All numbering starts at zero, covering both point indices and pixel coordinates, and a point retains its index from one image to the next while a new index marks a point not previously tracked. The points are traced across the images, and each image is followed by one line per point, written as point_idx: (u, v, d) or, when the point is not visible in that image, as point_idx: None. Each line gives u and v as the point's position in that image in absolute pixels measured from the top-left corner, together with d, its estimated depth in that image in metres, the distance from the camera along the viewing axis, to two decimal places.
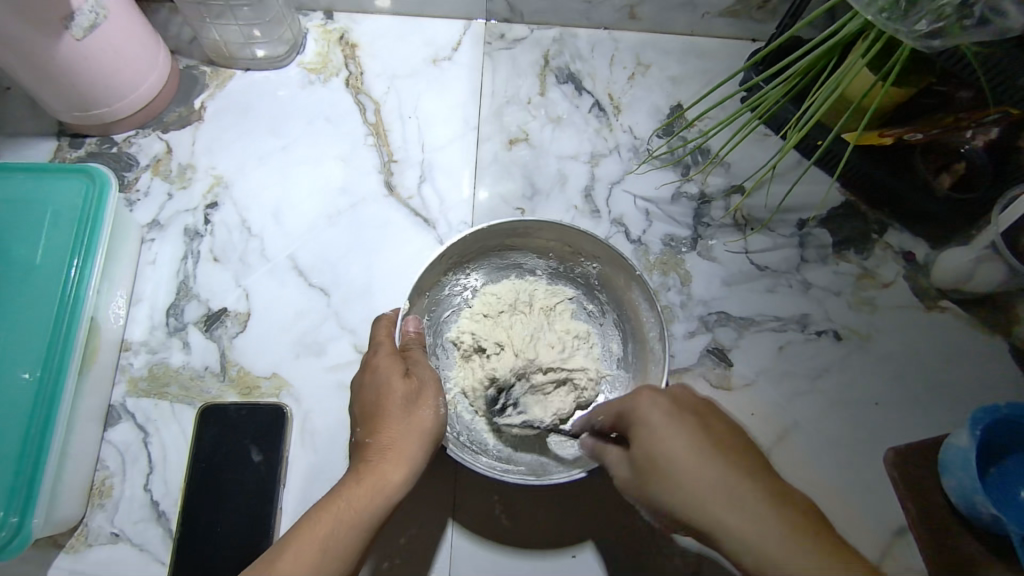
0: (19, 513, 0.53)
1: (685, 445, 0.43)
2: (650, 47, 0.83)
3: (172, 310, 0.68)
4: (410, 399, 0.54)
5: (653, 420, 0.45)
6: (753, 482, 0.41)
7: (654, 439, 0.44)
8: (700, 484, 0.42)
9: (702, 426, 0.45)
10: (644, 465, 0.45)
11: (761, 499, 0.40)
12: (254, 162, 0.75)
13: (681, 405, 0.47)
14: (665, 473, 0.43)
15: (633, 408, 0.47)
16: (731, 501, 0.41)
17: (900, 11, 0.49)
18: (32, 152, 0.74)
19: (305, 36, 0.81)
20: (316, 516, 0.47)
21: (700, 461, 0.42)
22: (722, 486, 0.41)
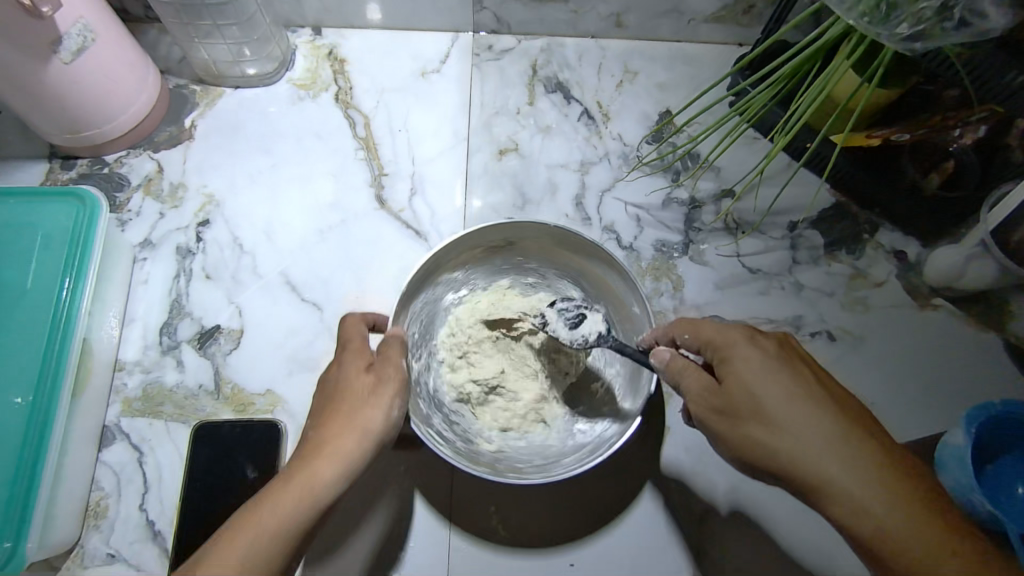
0: (12, 538, 0.53)
1: (792, 393, 0.46)
2: (637, 55, 0.83)
3: (165, 329, 0.68)
4: (366, 392, 0.52)
5: (758, 364, 0.47)
6: (863, 434, 0.44)
7: (759, 380, 0.47)
8: (810, 423, 0.45)
9: (811, 373, 0.48)
10: (738, 400, 0.47)
11: (868, 448, 0.44)
12: (244, 179, 0.75)
13: (787, 350, 0.49)
14: (772, 410, 0.46)
15: (726, 337, 0.50)
16: (839, 449, 0.44)
17: (881, 15, 0.49)
18: (23, 175, 0.74)
19: (294, 53, 0.82)
20: (250, 517, 0.44)
21: (814, 409, 0.45)
22: (835, 439, 0.44)
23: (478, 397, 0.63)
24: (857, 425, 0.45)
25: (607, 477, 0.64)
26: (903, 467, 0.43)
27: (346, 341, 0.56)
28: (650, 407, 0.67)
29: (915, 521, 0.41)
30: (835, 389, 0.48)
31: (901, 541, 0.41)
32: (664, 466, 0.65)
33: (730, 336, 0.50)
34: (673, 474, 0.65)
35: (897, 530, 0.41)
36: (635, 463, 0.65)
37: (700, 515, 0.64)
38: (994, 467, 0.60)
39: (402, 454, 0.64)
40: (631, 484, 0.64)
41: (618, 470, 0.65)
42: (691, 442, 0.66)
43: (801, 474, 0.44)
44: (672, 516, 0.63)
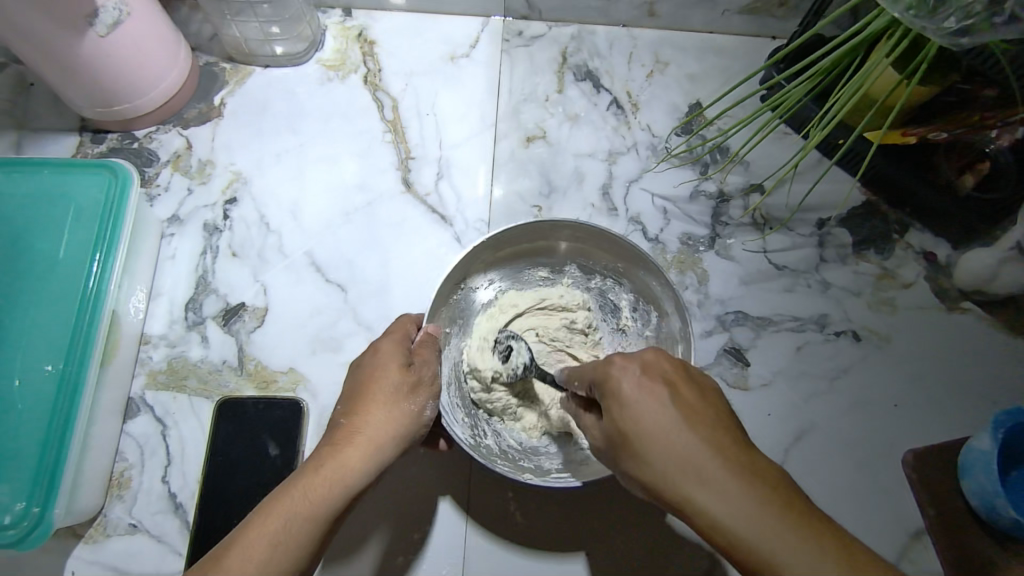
0: (40, 503, 0.54)
1: (681, 422, 0.41)
2: (669, 45, 0.82)
3: (191, 304, 0.69)
4: (404, 389, 0.52)
5: (626, 396, 0.43)
6: (715, 447, 0.39)
7: (631, 413, 0.42)
8: (666, 452, 0.40)
9: (675, 392, 0.43)
10: (617, 437, 0.43)
11: (719, 464, 0.38)
12: (271, 158, 0.76)
13: (644, 372, 0.44)
14: (648, 454, 0.41)
15: (619, 369, 0.45)
16: (691, 471, 0.39)
17: (928, 7, 0.48)
18: (55, 148, 0.75)
19: (324, 33, 0.82)
20: (301, 487, 0.45)
21: (675, 432, 0.40)
22: (692, 456, 0.39)
23: (536, 411, 0.62)
24: (730, 442, 0.40)
25: None
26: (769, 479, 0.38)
27: (390, 333, 0.56)
28: None
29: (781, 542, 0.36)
30: (697, 400, 0.43)
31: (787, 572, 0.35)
32: None
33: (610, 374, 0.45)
34: None
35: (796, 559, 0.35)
36: None
37: None
38: (1021, 474, 0.60)
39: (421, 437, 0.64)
40: None
41: None
42: None
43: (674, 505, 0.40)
44: None
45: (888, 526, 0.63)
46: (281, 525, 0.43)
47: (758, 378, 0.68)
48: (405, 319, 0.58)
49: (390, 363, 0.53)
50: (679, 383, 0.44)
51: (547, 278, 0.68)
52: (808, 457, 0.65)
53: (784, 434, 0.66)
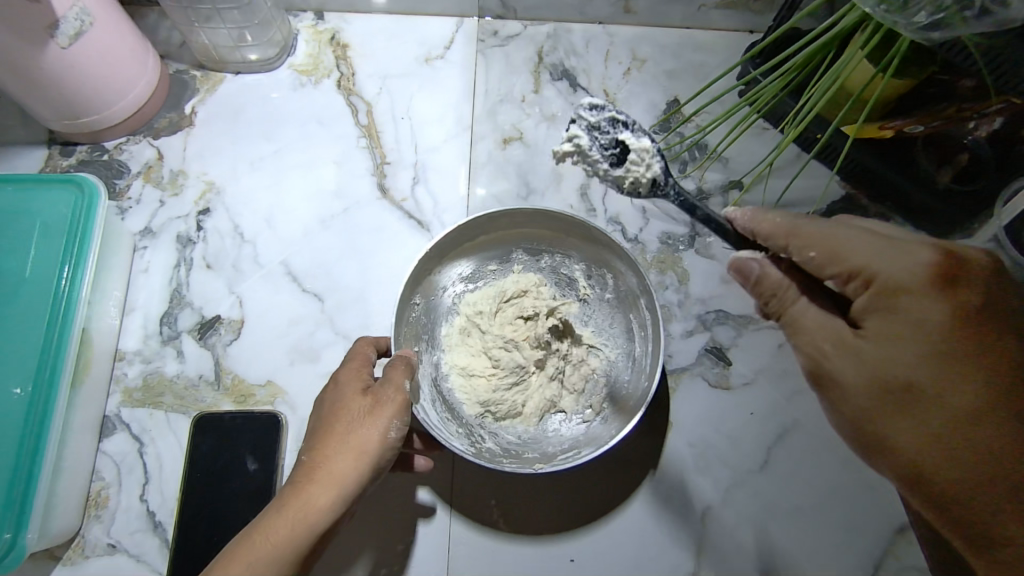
0: (13, 528, 0.53)
1: (945, 321, 0.46)
2: (646, 42, 0.81)
3: (166, 318, 0.68)
4: (363, 413, 0.52)
5: (909, 285, 0.47)
6: (964, 365, 0.46)
7: (917, 305, 0.47)
8: (905, 352, 0.47)
9: (971, 300, 0.47)
10: (865, 308, 0.48)
11: (958, 375, 0.46)
12: (246, 167, 0.74)
13: (943, 271, 0.47)
14: (864, 336, 0.48)
15: (885, 254, 0.47)
16: (938, 372, 0.46)
17: (899, 3, 0.47)
18: (23, 162, 0.74)
19: (296, 37, 0.80)
20: (261, 531, 0.47)
21: (933, 323, 0.46)
22: (941, 369, 0.46)
23: (525, 403, 0.62)
24: (949, 356, 0.46)
25: (611, 474, 0.64)
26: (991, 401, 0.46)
27: (350, 359, 0.56)
28: (654, 401, 0.66)
29: (964, 453, 0.46)
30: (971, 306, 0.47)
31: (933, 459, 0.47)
32: (667, 462, 0.64)
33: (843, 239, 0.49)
34: (675, 468, 0.64)
35: (930, 457, 0.47)
36: (638, 459, 0.64)
37: (702, 512, 0.63)
38: None
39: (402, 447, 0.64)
40: (633, 480, 0.64)
41: (621, 468, 0.64)
42: (694, 438, 0.65)
43: (883, 377, 0.47)
44: (673, 511, 0.63)
45: (871, 522, 0.63)
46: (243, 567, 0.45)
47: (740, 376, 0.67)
48: (361, 341, 0.58)
49: (347, 391, 0.53)
50: (955, 285, 0.47)
51: (498, 270, 0.68)
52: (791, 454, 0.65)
53: (767, 433, 0.66)
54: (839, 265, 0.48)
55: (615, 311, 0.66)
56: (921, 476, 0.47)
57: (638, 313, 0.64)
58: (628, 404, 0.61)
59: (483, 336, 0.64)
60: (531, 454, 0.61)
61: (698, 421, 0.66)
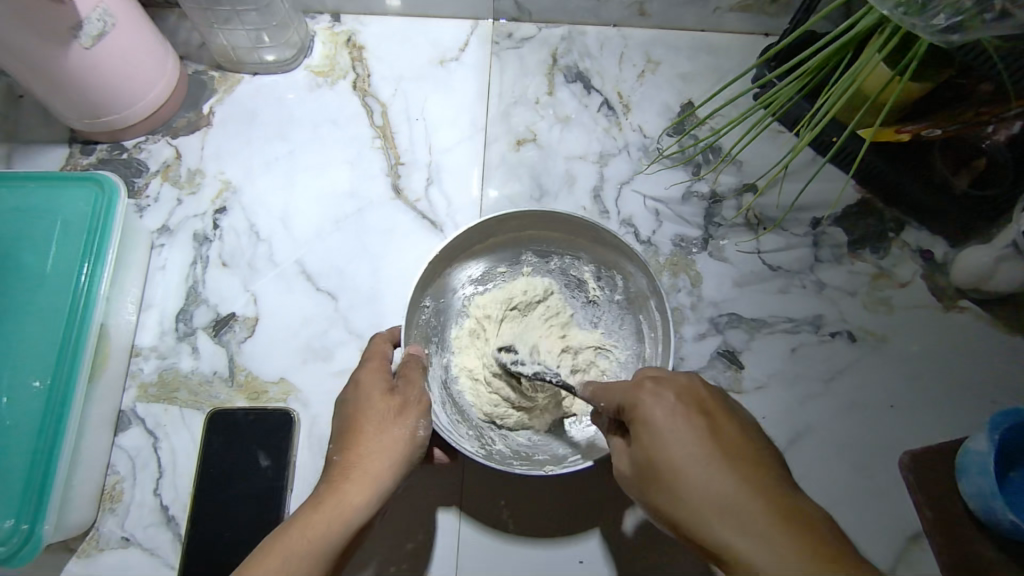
0: (30, 520, 0.53)
1: (703, 452, 0.42)
2: (660, 44, 0.81)
3: (181, 315, 0.68)
4: (390, 414, 0.52)
5: (654, 420, 0.44)
6: (762, 497, 0.39)
7: (656, 439, 0.43)
8: (693, 489, 0.41)
9: (724, 429, 0.43)
10: (644, 465, 0.45)
11: (764, 514, 0.38)
12: (262, 166, 0.75)
13: (687, 399, 0.45)
14: (659, 467, 0.43)
15: (654, 404, 0.45)
16: (726, 509, 0.39)
17: (917, 5, 0.48)
18: (45, 160, 0.75)
19: (313, 39, 0.81)
20: (296, 527, 0.47)
21: (707, 470, 0.41)
22: (727, 498, 0.40)
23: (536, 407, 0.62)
24: (758, 479, 0.40)
25: (621, 476, 0.64)
26: (806, 525, 0.38)
27: (368, 360, 0.56)
28: None
29: None
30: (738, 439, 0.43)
31: None
32: None
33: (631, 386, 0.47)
34: None
35: None
36: None
37: None
38: (1021, 475, 0.59)
39: None
40: None
41: None
42: None
43: (709, 546, 0.40)
44: None
45: (885, 529, 0.62)
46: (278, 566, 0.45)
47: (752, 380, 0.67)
48: (377, 338, 0.58)
49: (369, 395, 0.53)
50: (711, 412, 0.44)
51: (508, 272, 0.68)
52: (804, 459, 0.65)
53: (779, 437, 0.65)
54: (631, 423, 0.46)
55: (625, 312, 0.66)
56: None
57: (648, 314, 0.64)
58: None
59: (494, 339, 0.64)
60: (544, 455, 0.60)
61: None
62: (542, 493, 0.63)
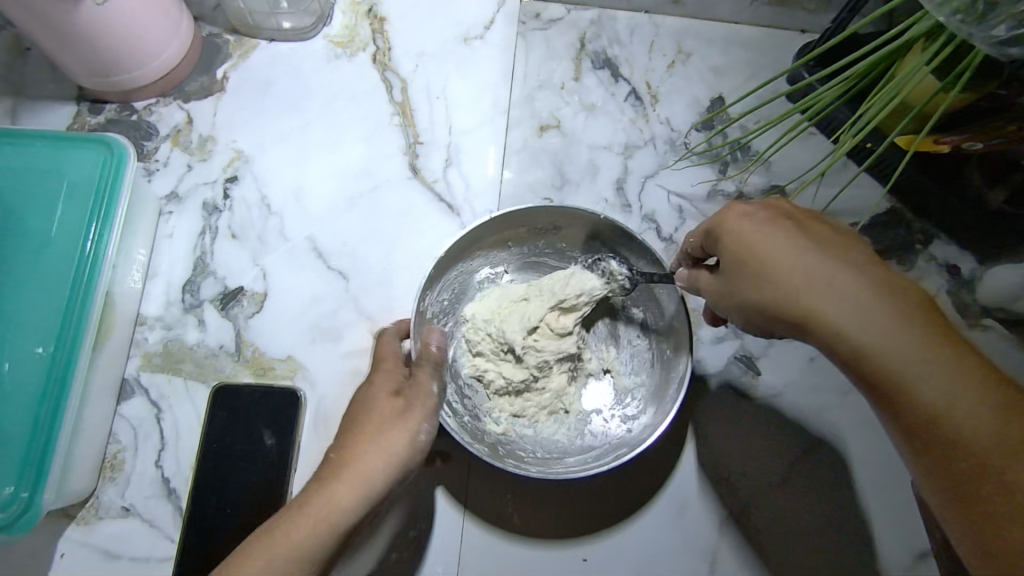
0: (29, 489, 0.52)
1: (853, 272, 0.43)
2: (693, 34, 0.79)
3: (189, 286, 0.67)
4: (393, 414, 0.51)
5: (754, 229, 0.46)
6: (891, 296, 0.42)
7: (764, 246, 0.45)
8: (822, 287, 0.43)
9: (825, 233, 0.46)
10: (747, 268, 0.46)
11: (892, 310, 0.42)
12: (276, 137, 0.73)
13: (779, 214, 0.47)
14: (779, 275, 0.44)
15: (781, 229, 0.46)
16: (859, 305, 0.42)
17: (977, 14, 0.45)
18: (51, 117, 0.72)
19: (333, 7, 0.78)
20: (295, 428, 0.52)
21: (829, 270, 0.43)
22: (856, 295, 0.42)
23: (503, 385, 0.62)
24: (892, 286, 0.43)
25: (630, 477, 0.63)
26: (923, 318, 0.41)
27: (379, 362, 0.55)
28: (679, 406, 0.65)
29: (951, 387, 0.40)
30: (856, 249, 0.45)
31: (928, 398, 0.40)
32: (688, 467, 0.63)
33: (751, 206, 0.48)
34: (695, 475, 0.63)
35: (932, 399, 0.40)
36: (659, 463, 0.63)
37: (720, 519, 0.62)
38: None
39: None
40: (651, 483, 0.63)
41: (640, 470, 0.63)
42: (717, 446, 0.64)
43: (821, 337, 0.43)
44: (690, 516, 0.62)
45: (890, 541, 0.62)
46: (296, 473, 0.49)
47: (767, 387, 0.66)
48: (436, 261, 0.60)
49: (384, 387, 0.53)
50: (808, 223, 0.47)
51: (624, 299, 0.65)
52: (813, 469, 0.64)
53: (789, 444, 0.65)
54: (736, 250, 0.47)
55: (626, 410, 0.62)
56: (938, 427, 0.40)
57: (640, 431, 0.59)
58: (569, 459, 0.59)
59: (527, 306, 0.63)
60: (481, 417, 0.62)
61: (722, 429, 0.65)
62: (551, 489, 0.62)
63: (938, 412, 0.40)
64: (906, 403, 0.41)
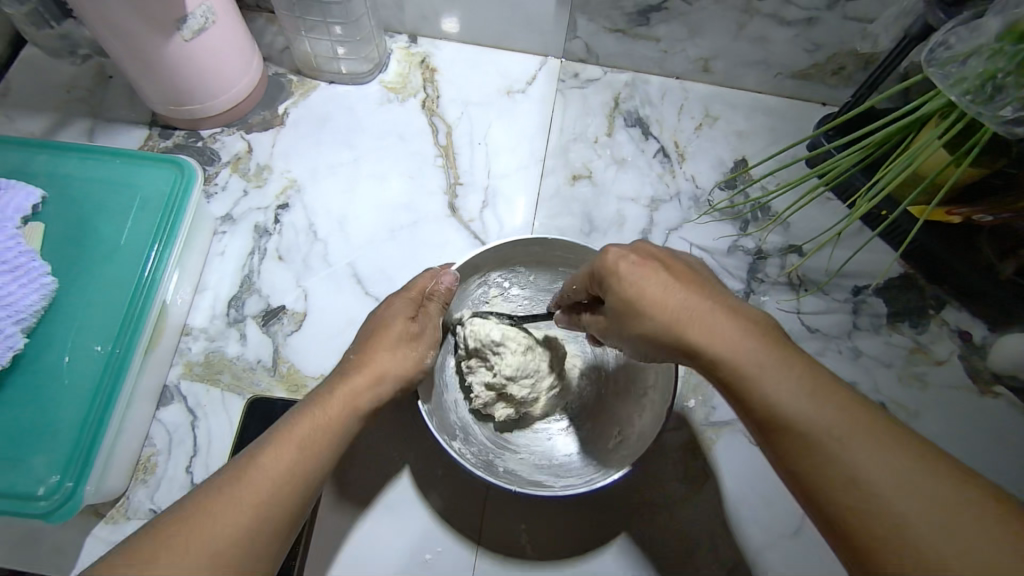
0: (73, 479, 0.55)
1: (735, 324, 0.45)
2: (720, 101, 0.84)
3: (234, 301, 0.71)
4: (405, 338, 0.58)
5: (626, 274, 0.48)
6: (784, 359, 0.43)
7: (638, 287, 0.48)
8: (721, 344, 0.44)
9: (705, 287, 0.48)
10: (626, 311, 0.49)
11: (787, 372, 0.42)
12: (327, 170, 0.78)
13: (651, 260, 0.49)
14: (683, 326, 0.46)
15: (659, 278, 0.48)
16: (754, 361, 0.43)
17: (985, 95, 0.50)
18: (124, 139, 0.79)
19: (389, 56, 0.85)
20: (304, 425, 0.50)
21: (717, 324, 0.45)
22: (742, 349, 0.43)
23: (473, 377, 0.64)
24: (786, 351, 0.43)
25: (641, 517, 0.64)
26: (823, 385, 0.42)
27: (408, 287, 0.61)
28: (691, 451, 0.66)
29: (868, 449, 0.39)
30: (750, 313, 0.47)
31: (848, 462, 0.39)
32: (701, 513, 0.64)
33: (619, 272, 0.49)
34: (708, 520, 0.64)
35: (855, 458, 0.39)
36: (673, 505, 0.64)
37: (731, 568, 0.63)
38: None
39: (440, 459, 0.65)
40: (664, 525, 0.64)
41: (653, 511, 0.64)
42: (730, 492, 0.65)
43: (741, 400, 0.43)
44: (700, 563, 0.63)
45: None
46: (276, 474, 0.47)
47: None
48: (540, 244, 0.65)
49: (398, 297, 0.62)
50: (675, 267, 0.49)
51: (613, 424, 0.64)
52: None
53: None
54: (623, 296, 0.48)
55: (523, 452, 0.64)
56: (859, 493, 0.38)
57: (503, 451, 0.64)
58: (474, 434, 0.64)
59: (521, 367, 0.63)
60: (510, 279, 0.70)
61: (736, 476, 0.66)
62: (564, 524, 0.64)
63: (857, 480, 0.38)
64: (825, 473, 0.39)
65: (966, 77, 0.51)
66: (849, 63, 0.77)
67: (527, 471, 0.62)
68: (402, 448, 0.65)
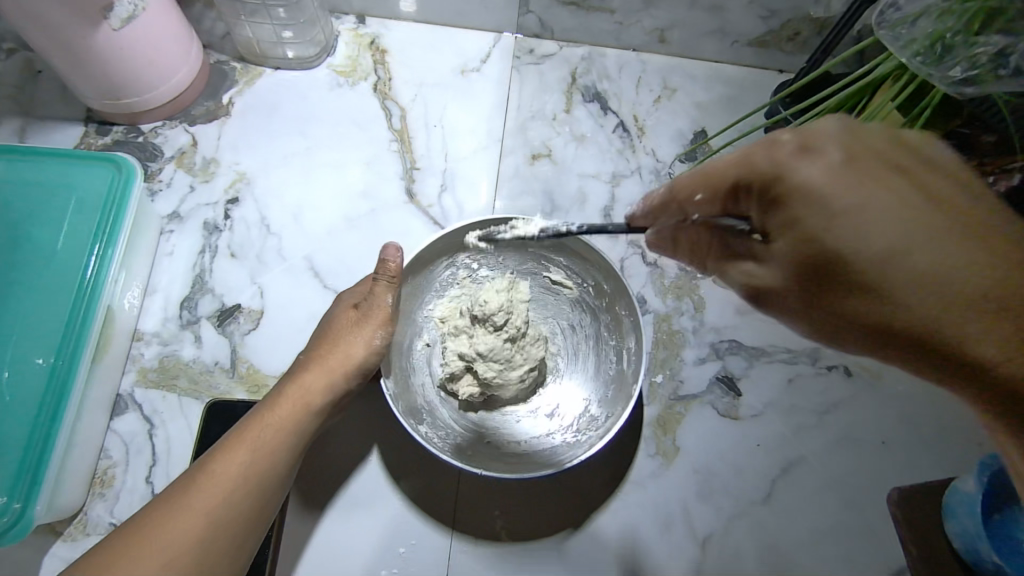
0: (22, 500, 0.53)
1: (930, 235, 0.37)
2: (677, 72, 0.83)
3: (187, 303, 0.68)
4: (352, 323, 0.58)
5: (820, 185, 0.38)
6: (983, 273, 0.37)
7: (811, 200, 0.38)
8: (914, 264, 0.37)
9: (897, 183, 0.38)
10: (790, 232, 0.40)
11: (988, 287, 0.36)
12: (277, 160, 0.76)
13: (851, 157, 0.38)
14: (855, 250, 0.37)
15: (852, 184, 0.37)
16: (941, 282, 0.36)
17: (935, 57, 0.50)
18: (58, 137, 0.75)
19: (337, 39, 0.82)
20: (260, 422, 0.52)
21: (912, 241, 0.37)
22: (941, 266, 0.37)
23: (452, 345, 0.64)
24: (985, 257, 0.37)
25: (614, 496, 0.64)
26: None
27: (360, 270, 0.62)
28: (660, 427, 0.66)
29: None
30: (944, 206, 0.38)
31: None
32: (673, 488, 0.65)
33: (805, 183, 0.38)
34: (680, 493, 0.65)
35: None
36: (644, 482, 0.65)
37: (703, 539, 0.64)
38: None
39: (408, 452, 0.64)
40: (636, 503, 0.64)
41: (625, 490, 0.64)
42: (700, 464, 0.66)
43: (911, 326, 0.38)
44: (673, 536, 0.64)
45: (869, 561, 0.64)
46: (239, 472, 0.49)
47: (749, 409, 0.68)
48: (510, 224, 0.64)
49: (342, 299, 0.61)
50: (868, 161, 0.38)
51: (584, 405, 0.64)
52: (794, 490, 0.66)
53: (770, 467, 0.66)
54: (791, 213, 0.39)
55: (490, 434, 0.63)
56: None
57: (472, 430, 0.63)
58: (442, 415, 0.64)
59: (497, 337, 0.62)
60: (476, 260, 0.69)
61: (706, 448, 0.66)
62: (538, 509, 0.63)
63: None
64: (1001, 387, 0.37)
65: (916, 38, 0.50)
66: (804, 29, 0.76)
67: (496, 452, 0.61)
68: (368, 443, 0.64)
